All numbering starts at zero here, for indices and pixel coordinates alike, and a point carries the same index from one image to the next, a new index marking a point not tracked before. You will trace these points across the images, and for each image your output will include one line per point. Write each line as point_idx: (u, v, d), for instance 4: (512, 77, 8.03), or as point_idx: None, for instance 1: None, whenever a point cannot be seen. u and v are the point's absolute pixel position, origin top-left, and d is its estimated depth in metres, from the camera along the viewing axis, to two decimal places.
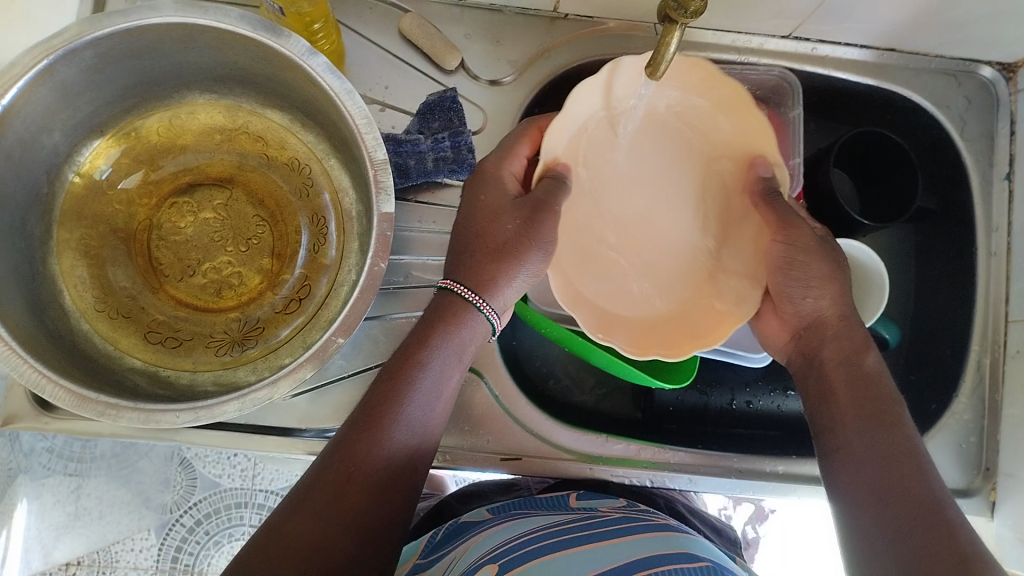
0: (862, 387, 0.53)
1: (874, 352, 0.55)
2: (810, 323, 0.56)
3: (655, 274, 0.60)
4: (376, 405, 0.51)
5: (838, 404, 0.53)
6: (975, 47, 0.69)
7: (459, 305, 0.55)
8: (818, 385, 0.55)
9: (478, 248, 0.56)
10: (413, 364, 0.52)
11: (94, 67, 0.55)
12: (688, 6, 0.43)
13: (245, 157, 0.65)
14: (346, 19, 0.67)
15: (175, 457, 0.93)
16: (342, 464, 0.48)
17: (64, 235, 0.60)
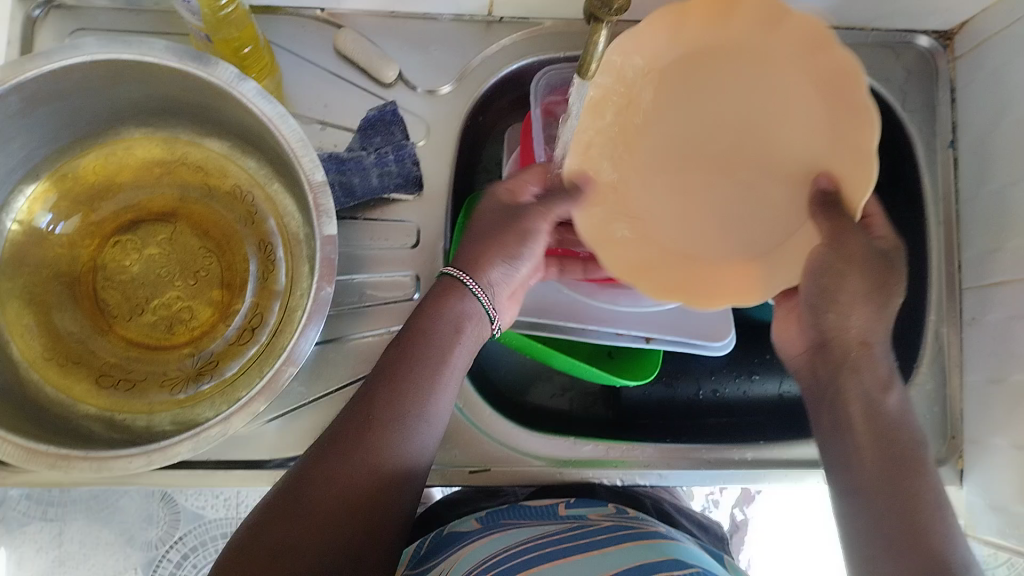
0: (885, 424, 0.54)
1: (894, 390, 0.56)
2: (826, 339, 0.57)
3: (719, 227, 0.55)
4: (382, 372, 0.54)
5: (857, 439, 0.54)
6: (908, 18, 0.70)
7: (457, 287, 0.57)
8: (833, 417, 0.56)
9: (471, 237, 0.58)
10: (418, 336, 0.55)
11: (21, 112, 0.54)
12: (613, 3, 0.44)
13: (186, 188, 0.63)
14: (279, 40, 0.66)
15: (156, 493, 0.91)
16: (348, 435, 0.52)
17: (5, 286, 0.59)
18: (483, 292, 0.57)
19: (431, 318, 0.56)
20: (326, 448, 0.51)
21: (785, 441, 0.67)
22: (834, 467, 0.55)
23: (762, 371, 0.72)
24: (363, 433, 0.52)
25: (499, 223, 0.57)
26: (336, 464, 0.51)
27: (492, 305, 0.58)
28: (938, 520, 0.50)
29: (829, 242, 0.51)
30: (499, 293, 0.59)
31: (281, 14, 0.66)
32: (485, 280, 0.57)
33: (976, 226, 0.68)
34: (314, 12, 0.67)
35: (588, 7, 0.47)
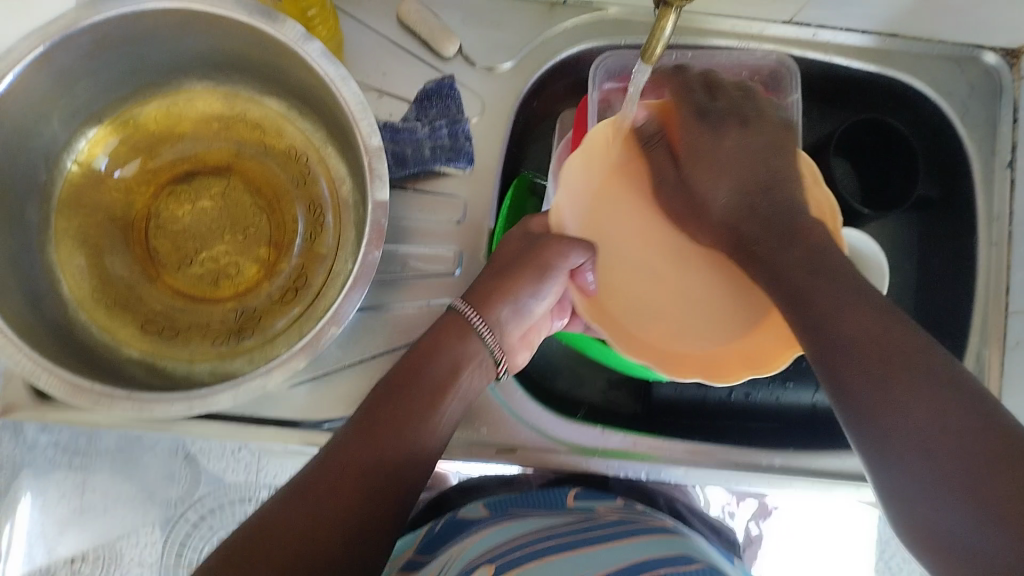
0: (841, 283, 0.46)
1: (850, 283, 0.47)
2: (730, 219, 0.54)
3: (683, 319, 0.56)
4: (393, 382, 0.53)
5: (866, 362, 0.43)
6: (977, 33, 0.69)
7: (459, 322, 0.57)
8: (835, 353, 0.44)
9: (491, 272, 0.59)
10: (432, 349, 0.55)
11: (89, 54, 0.55)
12: None
13: (241, 145, 0.64)
14: (344, 7, 0.67)
15: (178, 450, 0.88)
16: (375, 412, 0.51)
17: (62, 224, 0.60)
18: (485, 330, 0.57)
19: (443, 327, 0.57)
20: (336, 454, 0.49)
21: (814, 451, 0.66)
22: (865, 416, 0.43)
23: (796, 378, 0.69)
24: (379, 421, 0.51)
25: (518, 259, 0.58)
26: (365, 440, 0.50)
27: (494, 347, 0.58)
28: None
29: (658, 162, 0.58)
30: (504, 331, 0.58)
31: None
32: (492, 317, 0.57)
33: None
34: None
35: None
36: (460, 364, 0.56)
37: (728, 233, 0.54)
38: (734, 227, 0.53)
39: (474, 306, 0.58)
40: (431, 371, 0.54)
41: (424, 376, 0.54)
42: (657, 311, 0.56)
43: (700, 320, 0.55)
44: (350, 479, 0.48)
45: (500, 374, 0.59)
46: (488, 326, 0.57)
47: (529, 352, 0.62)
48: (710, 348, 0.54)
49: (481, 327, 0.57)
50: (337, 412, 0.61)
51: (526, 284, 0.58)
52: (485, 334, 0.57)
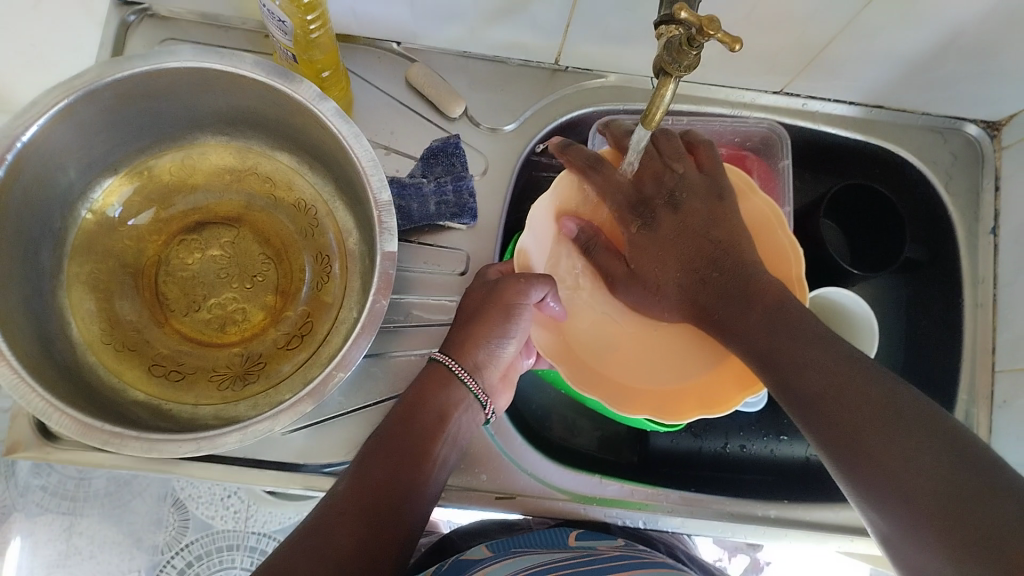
0: (806, 338, 0.52)
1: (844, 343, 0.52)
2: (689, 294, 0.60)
3: (641, 363, 0.62)
4: (384, 435, 0.54)
5: (844, 414, 0.48)
6: (959, 105, 0.72)
7: (443, 373, 0.58)
8: (822, 411, 0.49)
9: (461, 321, 0.59)
10: (422, 397, 0.56)
11: (111, 107, 0.58)
12: (683, 60, 0.48)
13: (253, 197, 0.67)
14: (355, 68, 0.70)
15: (168, 497, 1.00)
16: (370, 462, 0.52)
17: (75, 270, 0.62)
18: (468, 377, 0.57)
19: (428, 380, 0.58)
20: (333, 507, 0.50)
21: (807, 503, 0.67)
22: (849, 459, 0.48)
23: (790, 433, 0.72)
24: (373, 471, 0.52)
25: (484, 304, 0.59)
26: (361, 491, 0.51)
27: (479, 391, 0.59)
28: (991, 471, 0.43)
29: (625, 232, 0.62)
30: (486, 375, 0.59)
31: (357, 44, 0.70)
32: (471, 364, 0.58)
33: (1014, 311, 0.69)
34: (391, 46, 0.70)
35: (658, 61, 0.50)
36: (449, 411, 0.57)
37: (689, 304, 0.60)
38: (693, 301, 0.59)
39: (452, 354, 0.58)
40: (420, 418, 0.55)
41: (413, 426, 0.55)
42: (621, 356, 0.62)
43: (657, 367, 0.61)
44: (348, 532, 0.49)
45: (489, 416, 0.60)
46: (469, 372, 0.58)
47: (507, 395, 0.63)
48: (682, 388, 0.59)
49: (461, 374, 0.57)
50: (337, 459, 0.62)
51: (501, 329, 0.58)
52: (466, 380, 0.57)
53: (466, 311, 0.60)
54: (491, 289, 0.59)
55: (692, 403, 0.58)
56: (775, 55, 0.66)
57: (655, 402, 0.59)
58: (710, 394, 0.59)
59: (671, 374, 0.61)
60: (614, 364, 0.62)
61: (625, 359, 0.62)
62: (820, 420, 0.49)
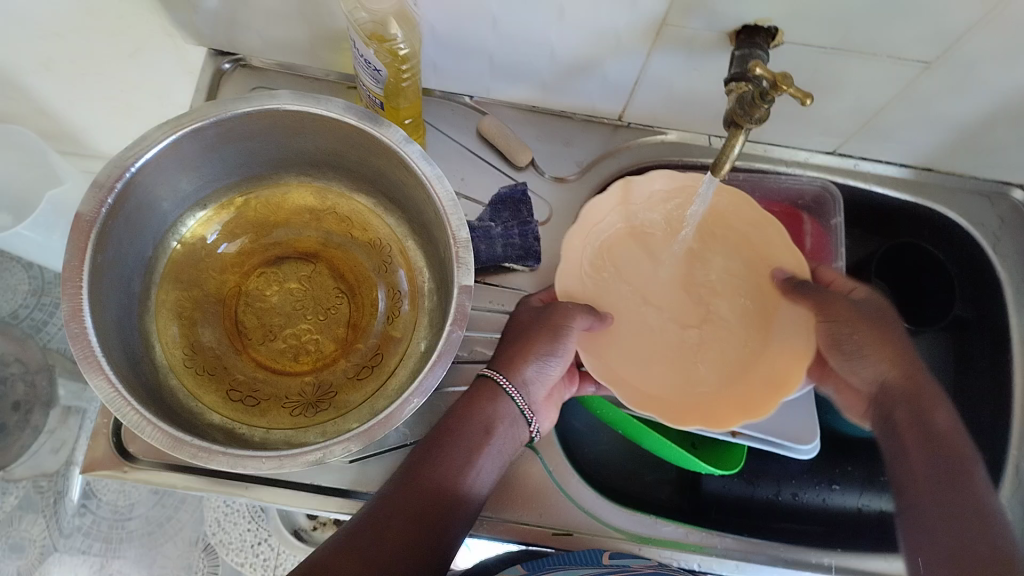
0: (934, 445, 0.57)
1: (945, 413, 0.59)
2: (878, 384, 0.61)
3: (679, 375, 0.63)
4: (427, 447, 0.56)
5: (918, 479, 0.56)
6: (1007, 172, 0.75)
7: (491, 387, 0.59)
8: (901, 462, 0.58)
9: (508, 343, 0.61)
10: (469, 412, 0.58)
11: (210, 145, 0.62)
12: (754, 112, 0.51)
13: (330, 234, 0.70)
14: (430, 119, 0.74)
15: (200, 542, 1.07)
16: (412, 474, 0.54)
17: (162, 297, 0.65)
18: (515, 392, 0.59)
19: (476, 394, 0.59)
20: (369, 520, 0.52)
21: (859, 552, 0.67)
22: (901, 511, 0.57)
23: (841, 482, 0.73)
24: (412, 483, 0.54)
25: (532, 324, 0.61)
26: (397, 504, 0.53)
27: (524, 406, 0.59)
28: None
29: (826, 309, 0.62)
30: (532, 393, 0.60)
31: (433, 97, 0.75)
32: (519, 379, 0.59)
33: None
34: (464, 99, 0.75)
35: (730, 114, 0.54)
36: (492, 428, 0.58)
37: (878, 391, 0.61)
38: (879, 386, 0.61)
39: (502, 369, 0.59)
40: (466, 431, 0.57)
41: (460, 439, 0.56)
42: (659, 365, 0.63)
43: (691, 380, 0.62)
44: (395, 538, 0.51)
45: (533, 433, 0.60)
46: (516, 388, 0.59)
47: (552, 415, 0.63)
48: (701, 399, 0.61)
49: (509, 389, 0.59)
50: None
51: (547, 348, 0.59)
52: (512, 394, 0.59)
53: (513, 331, 0.62)
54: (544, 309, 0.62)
55: (706, 411, 0.60)
56: (832, 117, 0.69)
57: (674, 408, 0.60)
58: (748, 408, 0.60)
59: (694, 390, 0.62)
60: (651, 373, 0.62)
61: (660, 368, 0.63)
62: (898, 470, 0.58)
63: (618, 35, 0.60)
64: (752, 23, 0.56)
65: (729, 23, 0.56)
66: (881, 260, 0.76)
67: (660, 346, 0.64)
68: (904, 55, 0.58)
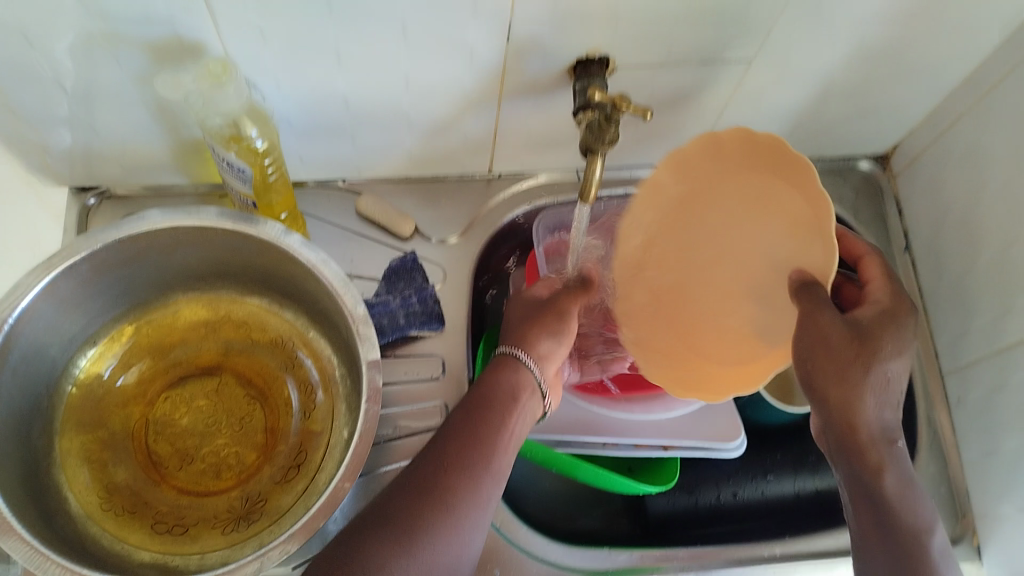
0: (880, 516, 0.53)
1: (893, 470, 0.54)
2: (821, 418, 0.55)
3: (688, 333, 0.66)
4: (462, 411, 0.58)
5: (863, 527, 0.54)
6: (849, 146, 0.81)
7: (508, 360, 0.61)
8: (844, 501, 0.56)
9: (512, 324, 0.65)
10: (494, 378, 0.60)
11: (88, 281, 0.61)
12: (604, 134, 0.55)
13: (229, 342, 0.70)
14: (307, 209, 0.75)
15: None
16: (451, 432, 0.56)
17: (65, 445, 0.63)
18: (533, 365, 0.62)
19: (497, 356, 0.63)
20: (413, 475, 0.54)
21: (805, 534, 0.69)
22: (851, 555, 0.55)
23: (775, 471, 0.74)
24: (451, 439, 0.55)
25: (534, 308, 0.66)
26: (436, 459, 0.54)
27: (541, 381, 0.62)
28: None
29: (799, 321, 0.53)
30: (545, 369, 0.63)
31: (307, 188, 0.76)
32: (537, 354, 0.62)
33: (943, 312, 0.75)
34: (336, 183, 0.76)
35: (583, 142, 0.57)
36: (516, 392, 0.60)
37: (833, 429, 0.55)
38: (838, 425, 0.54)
39: (517, 344, 0.62)
40: (496, 382, 0.60)
41: (491, 389, 0.59)
42: (677, 313, 0.67)
43: (712, 330, 0.65)
44: (435, 481, 0.53)
45: (545, 406, 0.63)
46: (534, 362, 0.62)
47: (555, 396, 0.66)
48: (711, 358, 0.64)
49: (529, 362, 0.62)
50: None
51: (559, 325, 0.65)
52: (532, 367, 0.62)
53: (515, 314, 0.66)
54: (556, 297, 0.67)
55: (712, 375, 0.63)
56: (682, 130, 0.74)
57: (688, 374, 0.64)
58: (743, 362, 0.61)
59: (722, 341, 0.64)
60: (677, 331, 0.66)
61: (676, 317, 0.67)
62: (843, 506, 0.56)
63: (467, 91, 0.63)
64: (584, 57, 0.60)
65: (563, 60, 0.60)
66: None
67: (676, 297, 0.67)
68: (726, 57, 0.63)
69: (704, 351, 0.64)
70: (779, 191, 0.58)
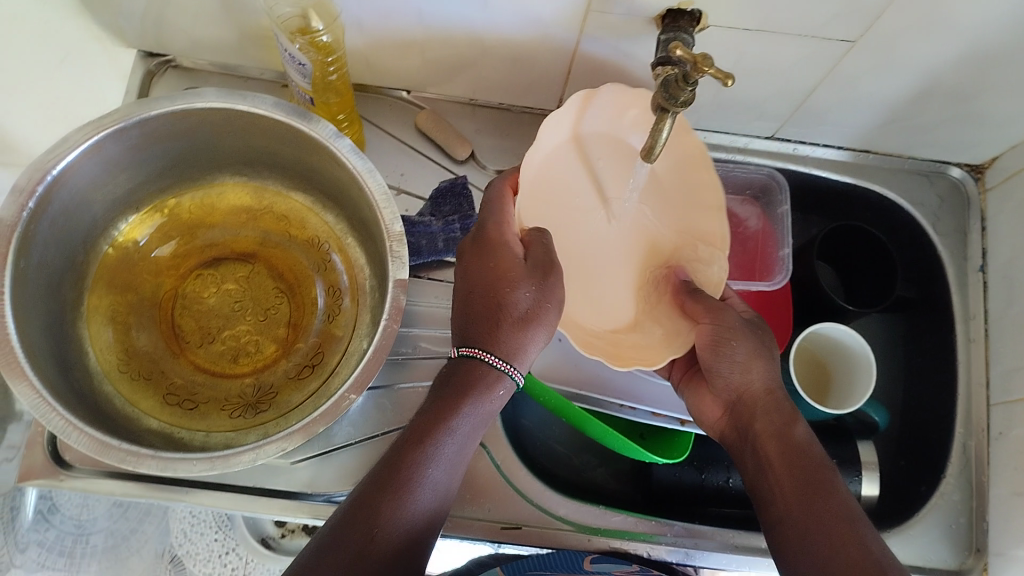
0: (794, 455, 0.52)
1: (802, 423, 0.54)
2: (739, 392, 0.56)
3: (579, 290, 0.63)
4: (413, 438, 0.50)
5: (774, 473, 0.52)
6: (943, 150, 0.76)
7: (479, 371, 0.52)
8: (754, 459, 0.54)
9: (488, 313, 0.53)
10: (461, 398, 0.52)
11: (136, 146, 0.61)
12: (678, 96, 0.51)
13: (268, 234, 0.70)
14: (368, 115, 0.74)
15: (166, 554, 0.95)
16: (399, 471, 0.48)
17: (94, 302, 0.64)
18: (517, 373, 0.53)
19: (459, 377, 0.52)
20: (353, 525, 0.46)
21: None
22: (762, 516, 0.52)
23: None
24: (401, 483, 0.48)
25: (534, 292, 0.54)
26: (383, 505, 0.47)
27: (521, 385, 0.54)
28: (856, 533, 0.47)
29: (707, 320, 0.56)
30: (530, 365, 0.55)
31: (370, 92, 0.74)
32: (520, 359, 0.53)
33: (1005, 343, 0.71)
34: (400, 93, 0.74)
35: (657, 99, 0.54)
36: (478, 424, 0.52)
37: (735, 405, 0.57)
38: (743, 397, 0.56)
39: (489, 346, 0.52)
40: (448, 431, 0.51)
41: (438, 443, 0.50)
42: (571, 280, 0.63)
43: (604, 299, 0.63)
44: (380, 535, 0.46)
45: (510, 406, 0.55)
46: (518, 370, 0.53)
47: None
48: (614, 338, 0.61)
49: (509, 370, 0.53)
50: (347, 488, 0.63)
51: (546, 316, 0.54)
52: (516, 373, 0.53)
53: (483, 285, 0.54)
54: (542, 296, 0.54)
55: (626, 353, 0.60)
56: (767, 100, 0.69)
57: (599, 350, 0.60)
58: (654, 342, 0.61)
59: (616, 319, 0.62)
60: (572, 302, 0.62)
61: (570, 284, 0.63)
62: (753, 467, 0.54)
63: (545, 23, 0.60)
64: (675, 7, 0.56)
65: (650, 10, 0.56)
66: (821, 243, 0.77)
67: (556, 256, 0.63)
68: (828, 34, 0.58)
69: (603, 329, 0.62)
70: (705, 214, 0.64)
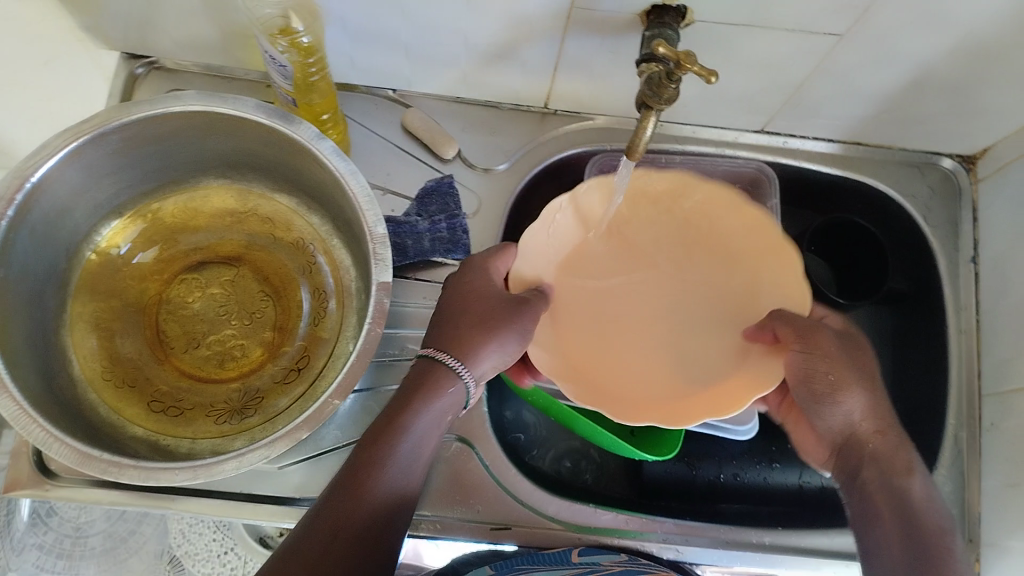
0: (903, 507, 0.52)
1: (916, 474, 0.54)
2: (846, 435, 0.57)
3: (654, 361, 0.64)
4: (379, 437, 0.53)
5: (880, 522, 0.52)
6: (934, 141, 0.75)
7: (439, 368, 0.55)
8: (860, 502, 0.54)
9: (456, 318, 0.57)
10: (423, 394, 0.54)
11: (117, 151, 0.60)
12: (662, 93, 0.51)
13: (253, 237, 0.69)
14: (353, 114, 0.73)
15: (165, 555, 0.92)
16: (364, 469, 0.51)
17: (78, 309, 0.63)
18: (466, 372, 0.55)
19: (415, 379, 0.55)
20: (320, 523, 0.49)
21: (800, 529, 0.67)
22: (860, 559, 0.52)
23: (781, 460, 0.72)
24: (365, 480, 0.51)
25: (496, 311, 0.57)
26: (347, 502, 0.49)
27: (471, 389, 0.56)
28: None
29: (796, 345, 0.56)
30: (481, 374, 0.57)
31: (356, 92, 0.74)
32: (476, 370, 0.56)
33: (997, 334, 0.70)
34: (386, 92, 0.74)
35: (640, 95, 0.53)
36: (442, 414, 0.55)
37: (841, 445, 0.57)
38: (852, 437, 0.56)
39: (449, 349, 0.56)
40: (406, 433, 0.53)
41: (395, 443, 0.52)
42: (634, 349, 0.64)
43: (686, 358, 0.63)
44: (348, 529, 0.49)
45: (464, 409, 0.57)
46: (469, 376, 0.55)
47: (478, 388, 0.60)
48: (691, 394, 0.61)
49: (457, 367, 0.55)
50: None
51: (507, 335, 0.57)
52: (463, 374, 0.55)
53: (463, 298, 0.58)
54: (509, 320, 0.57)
55: (698, 407, 0.59)
56: (755, 94, 0.68)
57: (660, 411, 0.59)
58: (750, 384, 0.59)
59: (681, 387, 0.61)
60: (638, 375, 0.63)
61: (631, 356, 0.64)
62: (856, 510, 0.54)
63: (529, 20, 0.60)
64: (660, 3, 0.55)
65: (635, 5, 0.56)
66: (812, 236, 0.76)
67: (617, 338, 0.64)
68: (815, 27, 0.58)
69: (669, 390, 0.61)
70: (775, 258, 0.63)
